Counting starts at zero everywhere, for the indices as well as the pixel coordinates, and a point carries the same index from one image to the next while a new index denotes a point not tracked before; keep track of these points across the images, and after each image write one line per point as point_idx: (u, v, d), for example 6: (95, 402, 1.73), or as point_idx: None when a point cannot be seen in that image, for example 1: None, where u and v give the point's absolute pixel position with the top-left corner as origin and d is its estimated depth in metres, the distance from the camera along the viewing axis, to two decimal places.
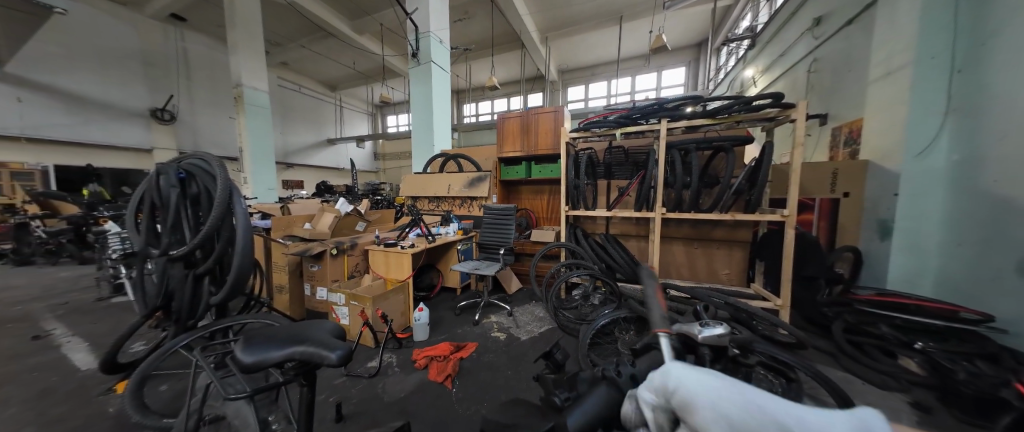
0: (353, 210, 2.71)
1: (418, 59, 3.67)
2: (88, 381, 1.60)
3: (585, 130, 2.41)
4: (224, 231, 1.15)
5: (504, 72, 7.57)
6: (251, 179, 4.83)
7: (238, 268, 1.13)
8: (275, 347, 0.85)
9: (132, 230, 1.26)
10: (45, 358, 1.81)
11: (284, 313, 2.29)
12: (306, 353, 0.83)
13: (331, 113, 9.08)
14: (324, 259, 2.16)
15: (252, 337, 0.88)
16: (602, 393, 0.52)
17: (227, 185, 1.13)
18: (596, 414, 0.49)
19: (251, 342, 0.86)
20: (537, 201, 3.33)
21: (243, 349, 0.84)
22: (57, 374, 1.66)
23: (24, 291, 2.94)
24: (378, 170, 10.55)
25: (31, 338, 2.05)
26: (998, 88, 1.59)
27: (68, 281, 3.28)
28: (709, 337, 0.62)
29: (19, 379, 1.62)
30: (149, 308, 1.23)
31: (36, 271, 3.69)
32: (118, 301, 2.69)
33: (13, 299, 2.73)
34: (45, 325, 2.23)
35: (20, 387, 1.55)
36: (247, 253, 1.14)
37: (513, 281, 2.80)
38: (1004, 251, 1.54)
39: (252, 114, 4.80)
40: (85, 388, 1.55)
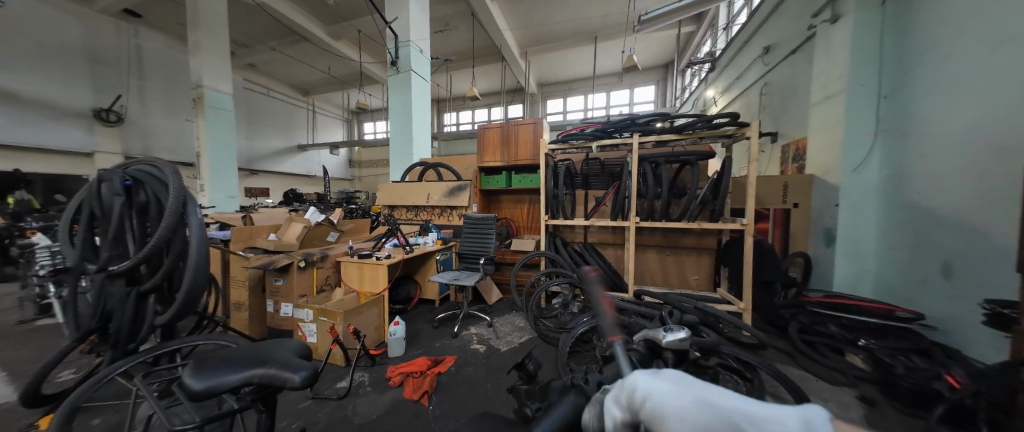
0: (324, 219, 2.58)
1: (397, 67, 3.63)
2: (4, 417, 1.37)
3: (564, 142, 2.50)
4: (176, 244, 1.02)
5: (484, 84, 7.68)
6: (209, 186, 4.46)
7: (190, 284, 0.99)
8: (232, 371, 0.77)
9: (65, 242, 1.10)
10: None
11: (242, 333, 2.10)
12: (269, 376, 0.77)
13: (302, 119, 8.67)
14: (290, 273, 2.01)
15: (204, 362, 0.80)
16: (573, 400, 0.51)
17: (181, 193, 1.01)
18: (561, 425, 0.46)
19: (202, 367, 0.78)
20: (517, 210, 3.36)
21: (193, 374, 0.76)
22: None
23: None
24: (352, 178, 10.16)
25: None
26: (919, 113, 1.84)
27: None
28: (673, 342, 0.65)
29: None
30: (80, 332, 1.06)
31: None
32: (44, 324, 2.34)
33: None
34: None
35: None
36: (201, 268, 1.02)
37: (493, 292, 2.77)
38: (931, 256, 1.76)
39: (213, 117, 4.47)
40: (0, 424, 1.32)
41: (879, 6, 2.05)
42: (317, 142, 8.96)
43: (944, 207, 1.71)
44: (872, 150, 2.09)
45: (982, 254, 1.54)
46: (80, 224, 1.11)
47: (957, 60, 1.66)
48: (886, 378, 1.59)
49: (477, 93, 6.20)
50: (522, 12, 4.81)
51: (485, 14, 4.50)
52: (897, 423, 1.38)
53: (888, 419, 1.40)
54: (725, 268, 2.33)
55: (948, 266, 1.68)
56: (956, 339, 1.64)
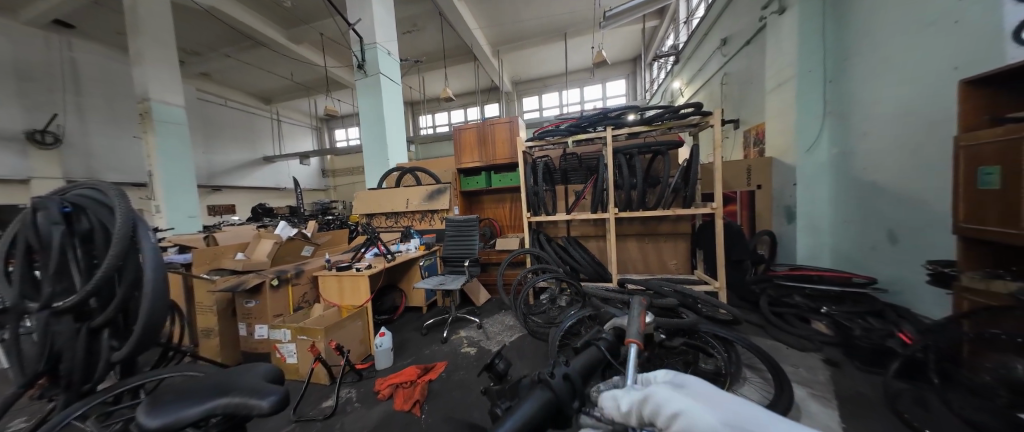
0: (297, 233, 2.46)
1: (364, 70, 3.51)
2: None
3: (540, 139, 2.52)
4: (128, 273, 0.94)
5: (458, 84, 7.61)
6: (165, 207, 4.13)
7: (148, 315, 0.92)
8: (191, 404, 0.72)
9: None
10: None
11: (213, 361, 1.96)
12: (232, 405, 0.72)
13: (266, 129, 8.22)
14: (262, 293, 1.90)
15: (160, 398, 0.74)
16: (541, 395, 0.50)
17: (129, 217, 0.93)
18: (530, 416, 0.45)
19: (158, 403, 0.72)
20: (499, 210, 3.35)
21: (147, 413, 0.70)
22: None
23: None
24: (326, 188, 9.76)
25: None
26: (860, 95, 2.01)
27: None
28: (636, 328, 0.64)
29: None
30: (25, 377, 0.95)
31: None
32: None
33: None
34: None
35: None
36: (161, 296, 0.94)
37: (481, 293, 2.76)
38: (878, 226, 1.94)
39: (164, 132, 4.13)
40: None
41: None
42: (285, 153, 8.52)
43: (886, 180, 1.88)
44: (822, 131, 2.26)
45: (921, 220, 1.70)
46: (15, 258, 0.99)
47: (885, 46, 1.83)
48: (846, 341, 1.71)
49: (451, 94, 6.12)
50: (489, 11, 4.78)
51: (453, 13, 4.42)
52: (860, 380, 1.50)
53: (853, 378, 1.51)
54: (700, 251, 2.44)
55: (894, 234, 1.84)
56: (903, 299, 1.81)
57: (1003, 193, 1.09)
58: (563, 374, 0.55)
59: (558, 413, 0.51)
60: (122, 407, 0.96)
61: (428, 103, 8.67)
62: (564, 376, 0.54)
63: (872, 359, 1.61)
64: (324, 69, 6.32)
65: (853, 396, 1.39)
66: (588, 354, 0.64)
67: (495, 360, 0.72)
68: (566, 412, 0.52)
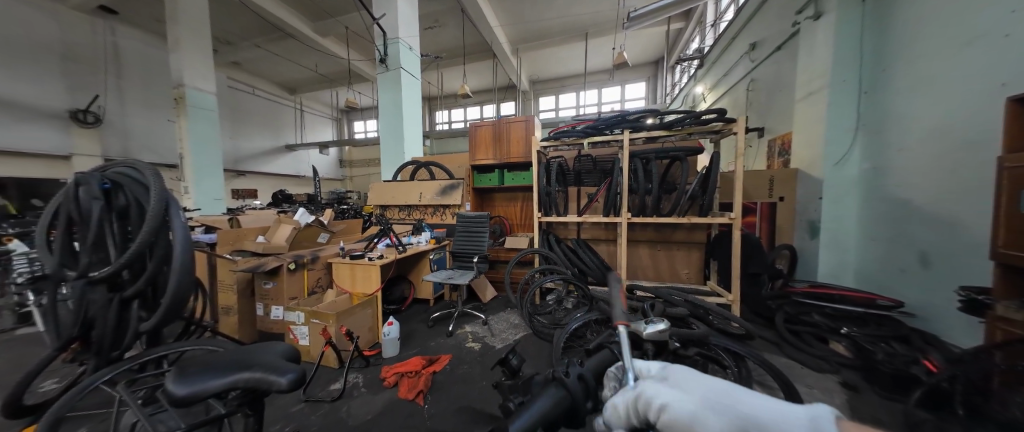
0: (314, 221, 2.53)
1: (386, 64, 3.57)
2: None
3: (555, 139, 2.50)
4: (158, 248, 0.99)
5: (476, 81, 7.63)
6: (194, 188, 4.34)
7: (175, 288, 0.96)
8: (213, 376, 0.75)
9: (43, 249, 1.06)
10: None
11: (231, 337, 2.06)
12: (253, 380, 0.75)
13: (289, 118, 8.48)
14: (279, 275, 1.97)
15: (186, 368, 0.78)
16: (555, 394, 0.50)
17: (162, 196, 0.98)
18: (545, 412, 0.46)
19: (185, 373, 0.76)
20: (511, 208, 3.35)
21: (175, 381, 0.75)
22: None
23: None
24: (344, 178, 10.02)
25: None
26: (897, 108, 1.91)
27: None
28: (653, 333, 0.62)
29: None
30: (61, 339, 1.01)
31: None
32: (23, 332, 2.26)
33: None
34: None
35: None
36: (187, 272, 0.98)
37: (488, 290, 2.78)
38: (908, 246, 1.83)
39: (196, 117, 4.33)
40: None
41: (860, 4, 2.10)
42: (306, 142, 8.78)
43: (920, 198, 1.78)
44: (853, 144, 2.16)
45: (956, 242, 1.60)
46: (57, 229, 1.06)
47: (927, 58, 1.74)
48: (867, 364, 1.64)
49: (469, 91, 6.15)
50: (511, 8, 4.77)
51: (475, 10, 4.44)
52: (879, 406, 1.43)
53: (872, 405, 1.44)
54: (714, 262, 2.38)
55: (926, 256, 1.74)
56: (932, 326, 1.71)
57: None
58: (578, 374, 0.54)
59: (569, 413, 0.50)
60: (146, 375, 1.00)
61: (445, 99, 8.74)
62: (578, 376, 0.54)
63: (894, 386, 1.53)
64: (347, 62, 6.46)
65: (870, 424, 1.33)
66: (600, 355, 0.63)
67: (508, 355, 0.72)
68: (579, 412, 0.51)
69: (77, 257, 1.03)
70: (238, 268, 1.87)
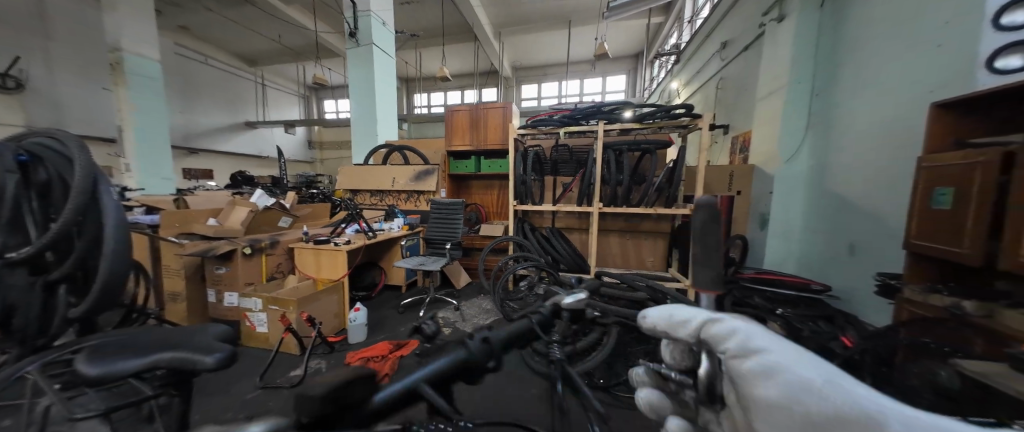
0: (275, 204, 2.41)
1: (356, 39, 3.36)
2: None
3: (534, 127, 2.49)
4: (87, 228, 0.91)
5: (455, 64, 7.41)
6: (137, 166, 3.97)
7: (108, 272, 0.89)
8: (131, 356, 0.72)
9: None
10: None
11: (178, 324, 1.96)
12: (178, 359, 0.73)
13: (249, 93, 7.86)
14: (231, 261, 1.86)
15: (101, 349, 0.75)
16: (457, 354, 0.54)
17: (90, 171, 0.89)
18: (440, 371, 0.50)
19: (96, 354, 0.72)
20: (486, 196, 3.35)
21: (85, 361, 0.70)
22: None
23: None
24: (313, 160, 9.57)
25: None
26: (842, 110, 2.06)
27: None
28: (572, 303, 0.72)
29: None
30: None
31: None
32: None
33: None
34: None
35: None
36: (121, 255, 0.92)
37: (462, 276, 2.76)
38: (841, 237, 2.03)
39: (137, 86, 3.92)
40: None
41: (818, 8, 2.23)
42: (269, 120, 8.22)
43: (853, 195, 1.95)
44: (802, 143, 2.33)
45: (879, 234, 1.79)
46: None
47: (872, 63, 1.87)
48: None
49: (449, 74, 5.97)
50: None
51: None
52: None
53: None
54: (677, 251, 2.52)
55: (854, 246, 1.93)
56: (853, 308, 1.92)
57: (953, 214, 1.15)
58: (483, 339, 0.57)
59: (470, 371, 0.55)
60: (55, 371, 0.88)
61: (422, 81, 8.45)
62: (481, 340, 0.57)
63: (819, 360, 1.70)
64: (314, 34, 6.01)
65: None
66: (516, 324, 0.69)
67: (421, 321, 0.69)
68: (476, 369, 0.55)
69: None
70: (184, 254, 1.74)
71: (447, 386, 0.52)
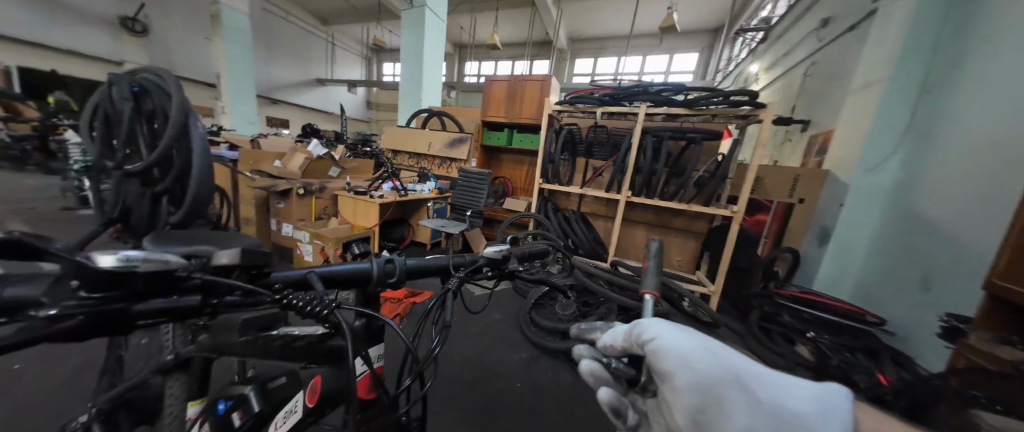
0: (327, 154, 2.71)
1: (412, 2, 3.46)
2: None
3: (571, 104, 2.41)
4: (181, 152, 1.14)
5: (509, 32, 7.24)
6: (230, 109, 4.73)
7: (195, 190, 1.13)
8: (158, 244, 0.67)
9: (89, 141, 1.28)
10: None
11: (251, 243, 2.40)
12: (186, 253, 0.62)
13: (320, 50, 8.57)
14: (288, 198, 2.20)
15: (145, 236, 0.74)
16: (358, 265, 0.59)
17: (182, 106, 1.11)
18: (335, 273, 0.57)
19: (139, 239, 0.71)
20: (516, 171, 3.37)
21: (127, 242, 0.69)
22: None
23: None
24: (369, 119, 10.42)
25: None
26: (953, 112, 1.64)
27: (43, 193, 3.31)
28: (493, 253, 0.69)
29: None
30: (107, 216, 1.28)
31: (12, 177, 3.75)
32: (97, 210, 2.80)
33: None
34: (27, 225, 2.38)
35: None
36: (205, 177, 1.15)
37: (481, 244, 2.91)
38: (913, 267, 1.68)
39: (228, 37, 4.52)
40: None
41: None
42: (336, 78, 9.00)
43: (941, 218, 1.59)
44: (896, 151, 1.92)
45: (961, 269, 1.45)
46: (99, 124, 1.26)
47: (1002, 53, 1.46)
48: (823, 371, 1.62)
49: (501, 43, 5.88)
50: None
51: None
52: None
53: None
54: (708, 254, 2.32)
55: (928, 278, 1.58)
56: (907, 349, 1.64)
57: None
58: (390, 260, 0.62)
59: (371, 282, 0.60)
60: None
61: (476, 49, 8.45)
62: (387, 261, 0.61)
63: None
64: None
65: None
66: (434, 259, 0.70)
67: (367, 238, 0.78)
68: (375, 284, 0.60)
69: (114, 149, 1.26)
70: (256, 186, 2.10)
71: (342, 288, 0.59)
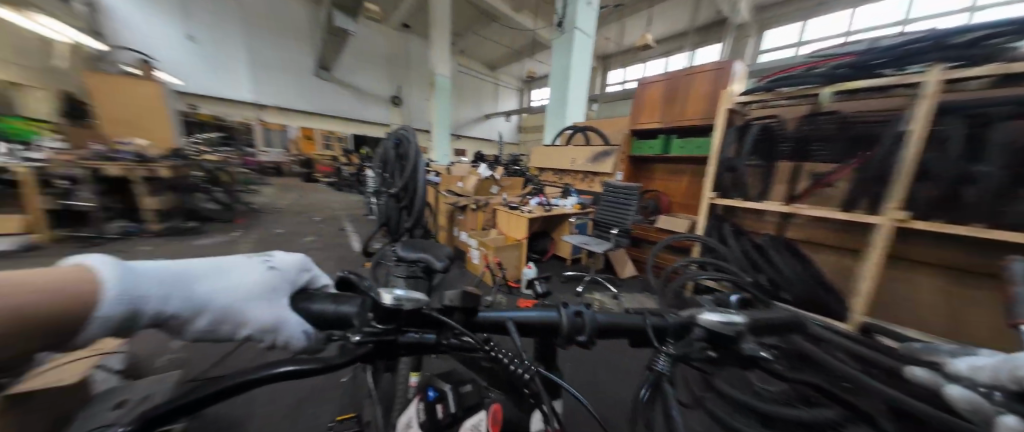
0: (490, 175, 3.08)
1: (562, 28, 3.60)
2: (342, 259, 2.76)
3: (767, 91, 1.73)
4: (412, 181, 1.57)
5: (663, 27, 6.47)
6: (435, 147, 6.36)
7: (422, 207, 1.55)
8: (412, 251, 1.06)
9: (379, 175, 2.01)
10: (327, 242, 3.25)
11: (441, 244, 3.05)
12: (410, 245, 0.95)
13: (490, 91, 10.43)
14: (467, 212, 2.73)
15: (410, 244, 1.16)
16: (548, 316, 0.58)
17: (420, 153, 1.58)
18: (527, 321, 0.56)
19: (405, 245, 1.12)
20: (673, 184, 2.77)
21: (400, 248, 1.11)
22: (331, 252, 2.92)
23: (327, 206, 5.18)
24: (520, 142, 11.55)
25: (327, 228, 3.79)
26: None
27: (343, 204, 5.46)
28: (712, 323, 0.53)
29: (320, 248, 3.03)
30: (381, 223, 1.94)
31: (334, 196, 6.41)
32: (366, 218, 4.35)
33: (325, 210, 4.87)
34: (336, 225, 3.95)
35: (322, 254, 2.88)
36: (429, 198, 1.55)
37: (628, 267, 2.53)
38: None
39: (440, 96, 6.19)
40: (339, 263, 2.68)
41: None
42: (498, 112, 10.67)
43: None
44: None
45: None
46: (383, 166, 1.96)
47: None
48: None
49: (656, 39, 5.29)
50: None
51: None
52: None
53: None
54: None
55: None
56: None
57: None
58: (579, 313, 0.58)
59: (560, 335, 0.57)
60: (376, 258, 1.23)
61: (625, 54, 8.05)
62: (577, 314, 0.58)
63: None
64: (535, 32, 7.01)
65: None
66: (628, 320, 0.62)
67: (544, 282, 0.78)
68: (564, 340, 0.57)
69: (387, 180, 1.92)
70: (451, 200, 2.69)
71: (535, 337, 0.58)
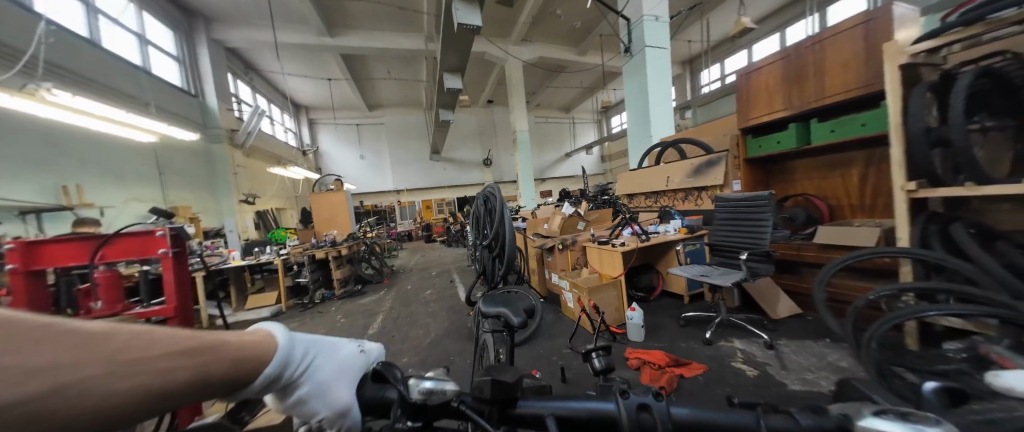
0: (575, 211, 2.90)
1: (631, 51, 3.48)
2: (449, 308, 2.93)
3: (963, 28, 1.19)
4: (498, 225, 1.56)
5: (758, 8, 5.62)
6: (523, 193, 6.67)
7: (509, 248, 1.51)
8: (496, 305, 1.06)
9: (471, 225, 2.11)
10: (436, 292, 3.54)
11: (535, 288, 2.93)
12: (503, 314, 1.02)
13: (568, 131, 10.75)
14: (554, 252, 2.54)
15: (491, 297, 1.14)
16: (599, 405, 0.38)
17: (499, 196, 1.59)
18: (564, 415, 0.38)
19: (489, 299, 1.12)
20: (829, 181, 2.15)
21: (484, 302, 1.11)
22: (439, 302, 3.16)
23: (439, 259, 5.82)
24: (606, 172, 11.07)
25: (438, 279, 4.18)
26: None
27: (450, 256, 6.04)
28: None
29: (432, 298, 3.32)
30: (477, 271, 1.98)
31: (444, 249, 7.22)
32: (469, 268, 4.66)
33: (437, 262, 5.47)
34: (446, 276, 4.34)
35: (434, 304, 3.14)
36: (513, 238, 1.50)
37: (781, 304, 1.92)
38: None
39: (523, 149, 6.65)
40: (447, 312, 2.85)
41: None
42: (579, 148, 10.75)
43: None
44: None
45: None
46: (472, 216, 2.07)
47: None
48: None
49: (751, 20, 4.58)
50: None
51: None
52: None
53: None
54: None
55: None
56: None
57: None
58: (646, 405, 0.37)
59: None
60: (483, 315, 1.10)
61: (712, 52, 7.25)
62: (641, 406, 0.37)
63: None
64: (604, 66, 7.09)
65: None
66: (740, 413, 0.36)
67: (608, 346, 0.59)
68: None
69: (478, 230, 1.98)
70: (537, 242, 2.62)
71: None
